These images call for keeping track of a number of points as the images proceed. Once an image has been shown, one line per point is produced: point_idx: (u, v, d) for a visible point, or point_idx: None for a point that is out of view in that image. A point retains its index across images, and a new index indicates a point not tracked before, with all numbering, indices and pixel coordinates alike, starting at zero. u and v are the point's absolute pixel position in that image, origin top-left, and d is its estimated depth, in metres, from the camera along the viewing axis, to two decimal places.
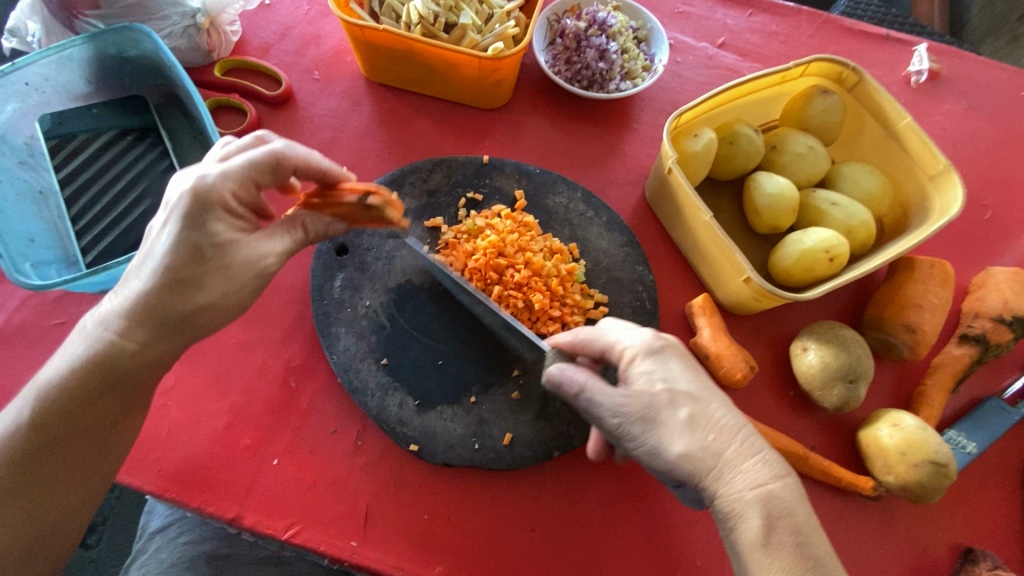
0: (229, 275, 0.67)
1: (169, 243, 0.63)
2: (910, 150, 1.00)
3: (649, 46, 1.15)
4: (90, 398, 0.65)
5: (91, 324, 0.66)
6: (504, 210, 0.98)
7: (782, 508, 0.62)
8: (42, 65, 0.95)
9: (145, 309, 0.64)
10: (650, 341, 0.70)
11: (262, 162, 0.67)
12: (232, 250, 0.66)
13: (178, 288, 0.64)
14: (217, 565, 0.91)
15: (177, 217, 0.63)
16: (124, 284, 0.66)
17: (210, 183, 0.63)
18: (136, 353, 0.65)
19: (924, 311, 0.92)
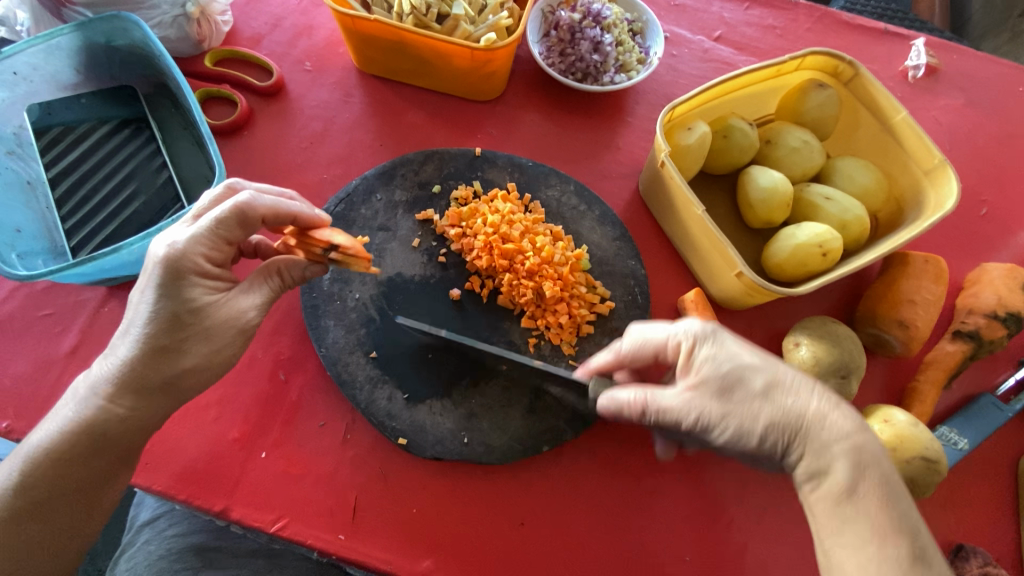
0: (211, 336, 0.68)
1: (150, 313, 0.65)
2: (906, 144, 0.99)
3: (644, 39, 1.14)
4: (79, 461, 0.66)
5: (77, 393, 0.67)
6: (499, 194, 0.97)
7: (874, 459, 0.58)
8: (30, 54, 0.94)
9: (131, 378, 0.65)
10: (700, 328, 0.66)
11: (227, 220, 0.67)
12: (210, 310, 0.68)
13: (164, 355, 0.66)
14: (207, 557, 0.91)
15: (152, 287, 0.65)
16: (110, 354, 0.67)
17: (180, 250, 0.65)
18: (123, 417, 0.66)
19: (917, 307, 0.91)
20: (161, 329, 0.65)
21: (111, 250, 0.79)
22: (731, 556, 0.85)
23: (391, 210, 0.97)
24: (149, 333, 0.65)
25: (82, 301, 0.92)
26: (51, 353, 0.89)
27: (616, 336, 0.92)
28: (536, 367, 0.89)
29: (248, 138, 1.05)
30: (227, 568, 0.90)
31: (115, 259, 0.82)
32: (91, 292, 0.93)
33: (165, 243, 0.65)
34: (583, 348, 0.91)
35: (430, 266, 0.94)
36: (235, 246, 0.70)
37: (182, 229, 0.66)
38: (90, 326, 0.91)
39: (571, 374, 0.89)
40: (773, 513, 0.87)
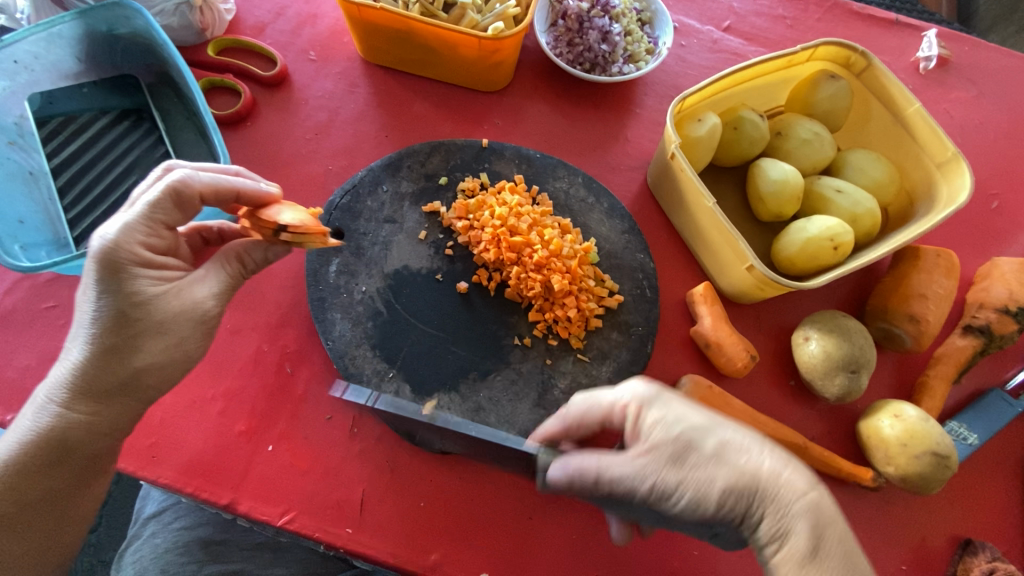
0: (165, 333, 0.66)
1: (96, 313, 0.63)
2: (918, 137, 0.98)
3: (653, 29, 1.12)
4: (42, 468, 0.65)
5: (36, 398, 0.66)
6: (506, 186, 0.96)
7: (827, 517, 0.58)
8: (30, 42, 0.92)
9: (85, 381, 0.64)
10: (646, 387, 0.65)
11: (160, 200, 0.65)
12: (158, 306, 0.65)
13: (116, 356, 0.64)
14: (213, 551, 0.91)
15: (94, 284, 0.63)
16: (64, 355, 0.66)
17: (114, 241, 0.62)
18: (83, 420, 0.65)
19: (928, 302, 0.90)
20: (110, 329, 0.63)
21: None
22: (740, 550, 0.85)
23: (397, 202, 0.96)
24: (99, 334, 0.63)
25: None
26: (56, 346, 0.88)
27: (625, 330, 0.91)
28: (545, 361, 0.88)
29: (252, 128, 1.04)
30: (233, 562, 0.91)
31: None
32: None
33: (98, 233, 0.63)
34: (591, 342, 0.90)
35: (437, 259, 0.93)
36: (176, 231, 0.69)
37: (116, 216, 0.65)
38: None
39: (579, 368, 0.88)
40: None
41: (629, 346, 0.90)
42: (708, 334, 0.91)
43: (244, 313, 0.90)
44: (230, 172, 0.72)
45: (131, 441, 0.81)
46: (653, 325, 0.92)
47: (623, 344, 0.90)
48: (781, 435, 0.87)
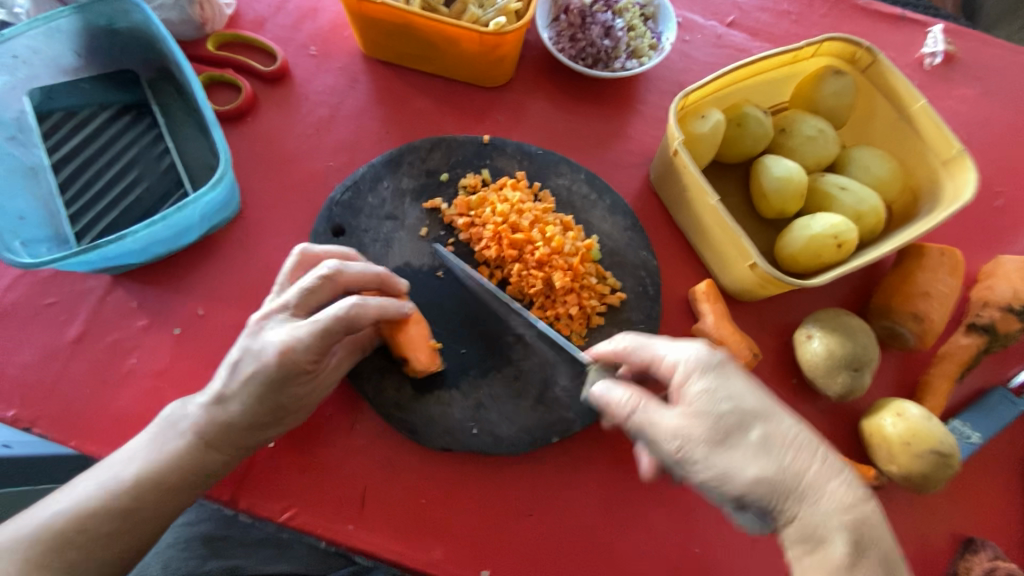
0: (296, 413, 0.76)
1: (254, 394, 0.69)
2: (923, 134, 0.97)
3: (656, 24, 1.11)
4: (149, 511, 0.68)
5: (166, 434, 0.70)
6: (508, 183, 0.95)
7: (869, 535, 0.59)
8: (31, 37, 0.90)
9: (227, 437, 0.70)
10: (705, 356, 0.65)
11: (334, 326, 0.68)
12: (303, 394, 0.74)
13: (257, 428, 0.72)
14: (214, 546, 0.92)
15: (264, 379, 0.68)
16: (204, 406, 0.70)
17: (293, 356, 0.67)
18: (207, 475, 0.71)
19: (932, 300, 0.90)
20: (261, 410, 0.70)
21: (116, 238, 0.78)
22: (741, 548, 0.84)
23: (398, 198, 0.95)
24: (249, 410, 0.70)
25: (87, 290, 0.91)
26: (56, 342, 0.88)
27: (627, 328, 0.91)
28: (546, 358, 0.88)
29: (253, 124, 1.04)
30: (234, 557, 0.91)
31: (120, 246, 0.81)
32: (96, 281, 0.92)
33: (279, 343, 0.67)
34: (592, 339, 0.90)
35: (438, 256, 0.93)
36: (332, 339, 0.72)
37: (296, 326, 0.68)
38: (95, 315, 0.90)
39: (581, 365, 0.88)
40: None
41: None
42: (710, 332, 0.90)
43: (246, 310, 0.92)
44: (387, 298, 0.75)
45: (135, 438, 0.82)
46: (655, 323, 0.91)
47: None
48: None
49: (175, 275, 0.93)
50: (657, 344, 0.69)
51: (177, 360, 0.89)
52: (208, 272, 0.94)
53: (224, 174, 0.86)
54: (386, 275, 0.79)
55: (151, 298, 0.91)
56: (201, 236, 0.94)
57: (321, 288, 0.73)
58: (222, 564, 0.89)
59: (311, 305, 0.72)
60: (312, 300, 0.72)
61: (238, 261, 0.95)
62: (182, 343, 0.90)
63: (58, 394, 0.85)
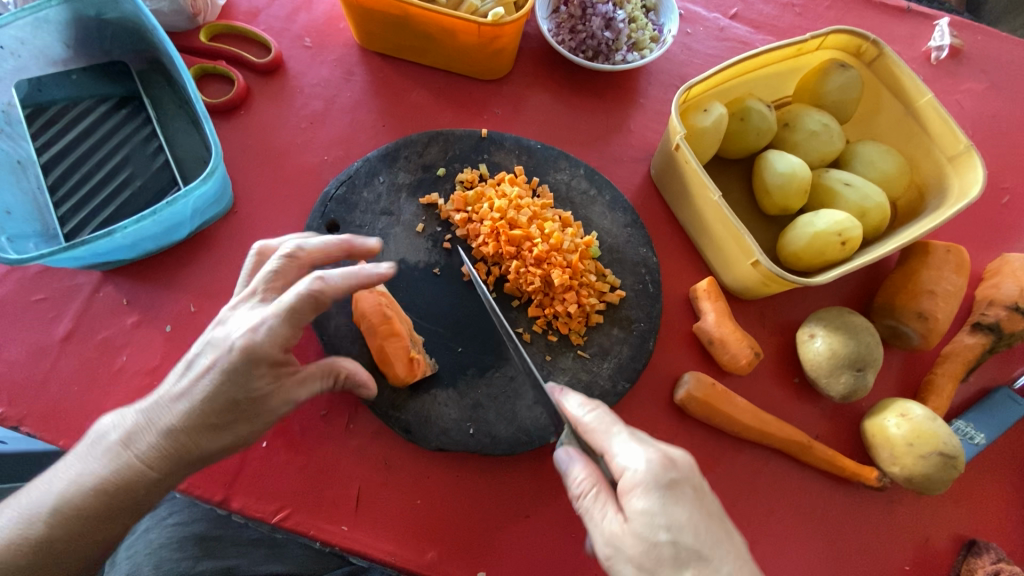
0: (256, 420, 0.65)
1: (198, 398, 0.62)
2: (930, 129, 0.95)
3: (658, 16, 1.09)
4: (81, 534, 0.63)
5: (94, 451, 0.64)
6: (506, 178, 0.93)
7: None
8: (17, 27, 0.88)
9: (172, 447, 0.62)
10: (657, 475, 0.58)
11: (300, 306, 0.62)
12: (263, 401, 0.64)
13: (196, 440, 0.63)
14: (207, 547, 0.90)
15: (216, 374, 0.61)
16: (139, 418, 0.64)
17: (256, 345, 0.61)
18: (145, 494, 0.64)
19: (937, 298, 0.88)
20: (204, 415, 0.62)
21: (104, 234, 0.76)
22: None
23: (394, 193, 0.93)
24: (191, 417, 0.62)
25: (76, 286, 0.89)
26: (46, 339, 0.87)
27: (626, 326, 0.89)
28: (544, 357, 0.87)
29: (246, 117, 1.02)
30: (228, 558, 0.90)
31: (108, 242, 0.80)
32: (85, 277, 0.90)
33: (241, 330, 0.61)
34: (592, 338, 0.88)
35: (435, 252, 0.91)
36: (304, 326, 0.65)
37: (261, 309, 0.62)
38: (84, 312, 0.88)
39: (580, 364, 0.87)
40: (783, 507, 0.86)
41: (630, 342, 0.88)
42: (711, 331, 0.89)
43: None
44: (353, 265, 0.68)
45: None
46: (655, 322, 0.90)
47: (624, 341, 0.88)
48: (784, 434, 0.85)
49: (166, 272, 0.91)
50: (617, 437, 0.63)
51: (169, 358, 0.87)
52: (200, 268, 0.92)
53: (215, 168, 0.84)
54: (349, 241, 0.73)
55: (141, 295, 0.90)
56: (193, 231, 0.92)
57: (287, 271, 0.67)
58: (216, 564, 0.89)
59: (282, 292, 0.67)
60: (279, 286, 0.67)
61: (231, 257, 0.94)
62: (173, 341, 0.88)
63: (46, 393, 0.84)
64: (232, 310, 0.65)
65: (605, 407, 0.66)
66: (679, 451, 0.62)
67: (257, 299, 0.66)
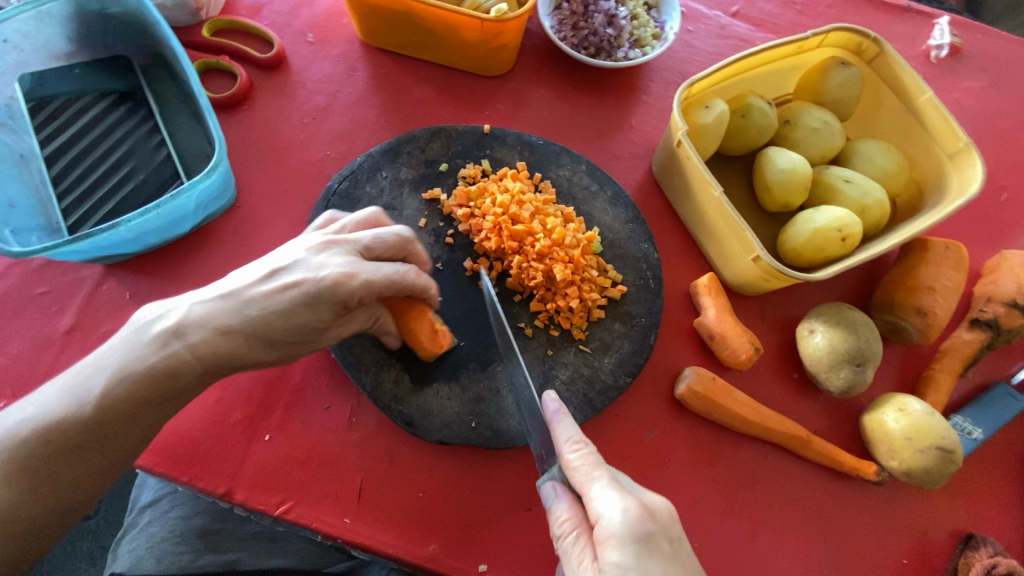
0: (305, 344, 0.69)
1: (272, 308, 0.62)
2: (929, 126, 0.96)
3: (660, 13, 1.09)
4: (116, 424, 0.61)
5: (141, 337, 0.61)
6: (508, 174, 0.93)
7: None
8: (20, 21, 0.88)
9: (230, 348, 0.62)
10: (635, 528, 0.58)
11: (394, 282, 0.69)
12: (322, 331, 0.68)
13: (254, 346, 0.63)
14: (210, 540, 0.91)
15: (300, 295, 0.63)
16: (201, 309, 0.61)
17: (347, 287, 0.64)
18: (183, 389, 0.62)
19: (936, 294, 0.89)
20: (273, 325, 0.63)
21: (109, 227, 0.76)
22: (740, 544, 0.84)
23: (396, 188, 0.94)
24: (259, 323, 0.62)
25: (79, 279, 0.90)
26: (48, 332, 0.87)
27: (627, 321, 0.90)
28: (546, 352, 0.87)
29: (248, 112, 1.02)
30: (229, 552, 0.90)
31: (112, 235, 0.80)
32: (88, 270, 0.90)
33: (337, 270, 0.64)
34: (593, 332, 0.89)
35: (438, 247, 0.91)
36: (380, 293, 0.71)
37: (362, 264, 0.66)
38: (87, 305, 0.89)
39: (581, 359, 0.87)
40: (782, 501, 0.87)
41: (631, 337, 0.89)
42: (711, 326, 0.90)
43: None
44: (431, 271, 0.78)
45: None
46: (656, 317, 0.90)
47: (625, 335, 0.89)
48: (783, 429, 0.86)
49: (169, 265, 0.92)
50: (598, 483, 0.63)
51: None
52: (203, 262, 0.93)
53: (219, 162, 0.84)
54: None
55: (144, 289, 0.90)
56: (196, 225, 0.93)
57: (390, 247, 0.73)
58: (219, 557, 0.89)
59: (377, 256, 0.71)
60: (379, 252, 0.71)
61: (234, 252, 0.94)
62: None
63: (50, 385, 0.84)
64: (329, 248, 0.67)
65: (591, 448, 0.66)
66: (660, 502, 0.62)
67: (353, 249, 0.69)
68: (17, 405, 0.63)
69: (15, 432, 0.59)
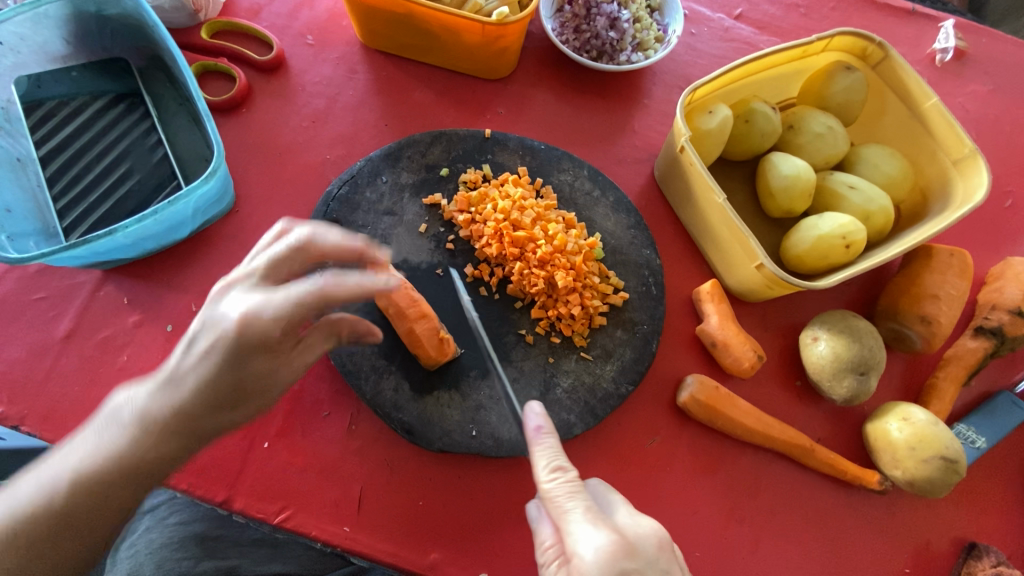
0: (260, 394, 0.64)
1: (206, 374, 0.58)
2: (935, 132, 0.95)
3: (663, 16, 1.08)
4: (93, 510, 0.59)
5: (106, 425, 0.60)
6: (510, 179, 0.92)
7: None
8: (16, 23, 0.87)
9: (184, 421, 0.59)
10: (609, 566, 0.57)
11: (309, 299, 0.58)
12: (264, 376, 0.62)
13: (216, 412, 0.61)
14: (208, 547, 0.90)
15: (218, 353, 0.58)
16: (153, 393, 0.60)
17: (249, 328, 0.57)
18: (155, 470, 0.60)
19: (940, 302, 0.88)
20: (217, 391, 0.59)
21: (106, 233, 0.75)
22: (743, 553, 0.83)
23: (397, 193, 0.93)
24: (205, 392, 0.59)
25: (76, 285, 0.89)
26: (46, 338, 0.86)
27: (630, 328, 0.89)
28: (547, 359, 0.86)
29: (248, 115, 1.01)
30: (228, 559, 0.90)
31: (110, 242, 0.79)
32: (86, 275, 0.89)
33: (237, 314, 0.57)
34: (595, 340, 0.88)
35: (438, 253, 0.91)
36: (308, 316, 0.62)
37: (260, 297, 0.58)
38: (85, 311, 0.88)
39: (583, 367, 0.86)
40: (785, 509, 0.86)
41: (634, 345, 0.88)
42: (714, 333, 0.89)
43: None
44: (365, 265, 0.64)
45: None
46: (658, 324, 0.90)
47: (627, 343, 0.88)
48: (786, 438, 0.86)
49: (168, 271, 0.91)
50: (576, 513, 0.62)
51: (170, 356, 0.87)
52: (201, 267, 0.92)
53: (218, 168, 0.83)
54: (364, 246, 0.65)
55: (142, 294, 0.89)
56: (194, 230, 0.92)
57: (292, 258, 0.62)
58: (217, 564, 0.89)
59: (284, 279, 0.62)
60: (283, 271, 0.62)
61: (233, 257, 0.93)
62: (175, 341, 0.88)
63: (47, 392, 0.83)
64: (228, 292, 0.60)
65: (573, 475, 0.66)
66: (644, 536, 0.62)
67: (255, 281, 0.61)
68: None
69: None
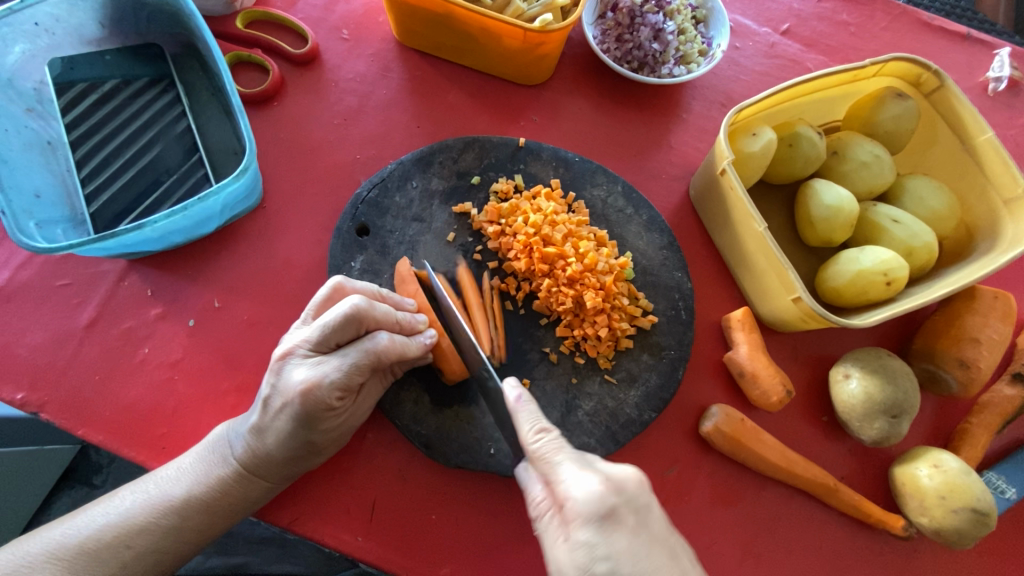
0: (330, 444, 0.73)
1: (284, 430, 0.68)
2: (986, 168, 0.91)
3: (708, 28, 1.05)
4: (187, 533, 0.68)
5: (207, 460, 0.71)
6: (541, 193, 0.90)
7: None
8: (53, 4, 0.87)
9: (273, 462, 0.70)
10: (598, 504, 0.56)
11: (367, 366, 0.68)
12: (334, 428, 0.71)
13: (293, 462, 0.71)
14: (221, 543, 1.00)
15: (291, 414, 0.67)
16: (244, 439, 0.70)
17: (317, 396, 0.65)
18: (246, 502, 0.71)
19: (981, 347, 0.85)
20: (294, 445, 0.69)
21: (135, 227, 0.74)
22: None
23: (426, 200, 0.91)
24: (284, 445, 0.69)
25: (101, 273, 0.88)
26: (69, 325, 0.86)
27: (656, 353, 0.87)
28: (570, 379, 0.85)
29: (279, 109, 0.99)
30: (237, 556, 0.99)
31: (138, 235, 0.78)
32: (110, 264, 0.89)
33: (301, 385, 0.65)
34: (620, 363, 0.86)
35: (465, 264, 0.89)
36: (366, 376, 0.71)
37: (323, 367, 0.66)
38: (108, 300, 0.87)
39: (606, 390, 0.85)
40: (802, 548, 0.84)
41: (659, 370, 0.86)
42: (743, 363, 0.87)
43: (262, 305, 0.89)
44: (407, 325, 0.75)
45: (143, 430, 0.82)
46: (685, 350, 0.88)
47: (653, 368, 0.86)
48: (810, 476, 0.84)
49: (192, 264, 0.90)
50: (560, 459, 0.60)
51: (190, 352, 0.86)
52: (225, 261, 0.91)
53: (249, 165, 0.82)
54: (405, 320, 0.75)
55: (166, 286, 0.89)
56: (221, 225, 0.90)
57: (344, 326, 0.68)
58: (229, 561, 0.98)
59: (338, 343, 0.69)
60: (336, 338, 0.68)
61: (257, 253, 0.92)
62: (195, 336, 0.87)
63: (67, 379, 0.83)
64: (288, 363, 0.68)
65: (556, 432, 0.63)
66: (626, 475, 0.59)
67: (312, 350, 0.68)
68: (95, 504, 0.69)
69: (93, 535, 0.65)
